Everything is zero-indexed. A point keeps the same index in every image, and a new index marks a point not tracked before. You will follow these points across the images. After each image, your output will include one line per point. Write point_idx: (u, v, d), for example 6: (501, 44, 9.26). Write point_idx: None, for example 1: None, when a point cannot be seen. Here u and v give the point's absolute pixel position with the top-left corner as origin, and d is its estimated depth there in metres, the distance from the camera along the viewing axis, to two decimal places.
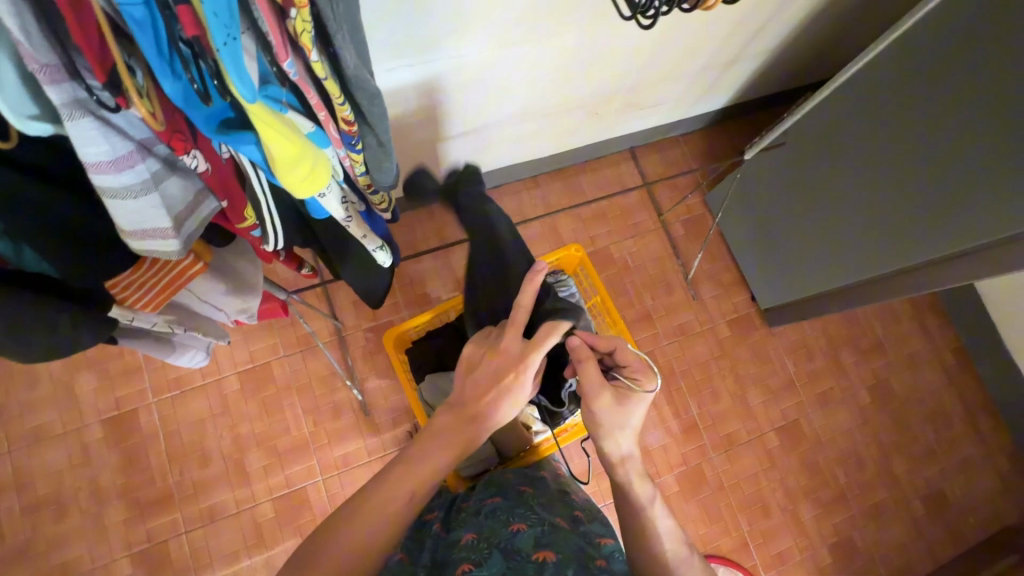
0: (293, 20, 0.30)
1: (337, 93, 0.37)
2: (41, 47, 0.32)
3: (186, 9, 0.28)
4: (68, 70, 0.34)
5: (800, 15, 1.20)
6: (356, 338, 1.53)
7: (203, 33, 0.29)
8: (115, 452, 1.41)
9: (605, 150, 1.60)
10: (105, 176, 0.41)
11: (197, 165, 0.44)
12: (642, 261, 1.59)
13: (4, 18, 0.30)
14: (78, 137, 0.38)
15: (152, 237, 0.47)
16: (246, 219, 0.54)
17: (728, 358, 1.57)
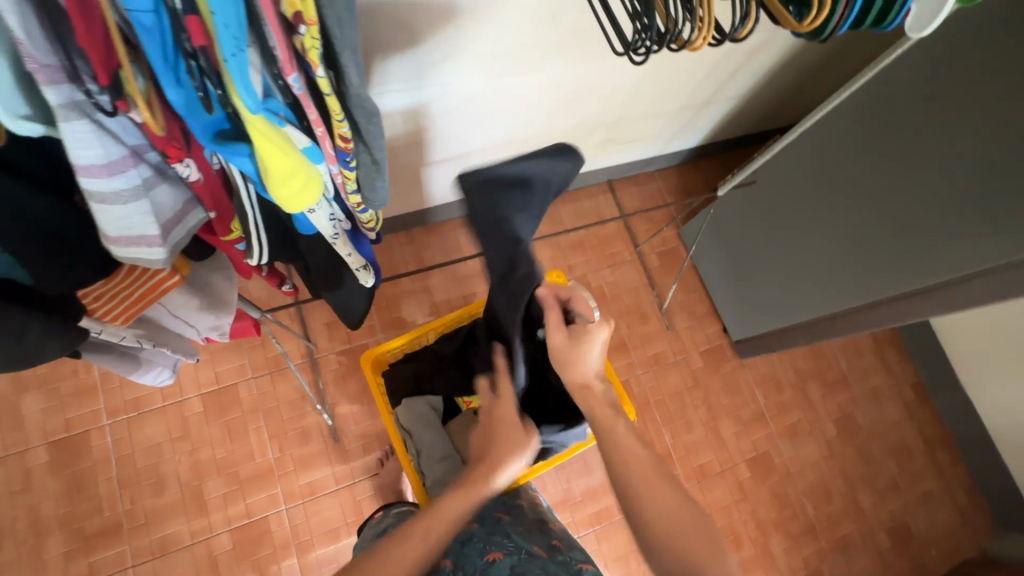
0: (303, 36, 0.32)
1: (337, 110, 0.38)
2: (42, 48, 0.32)
3: (195, 20, 0.29)
4: (69, 72, 0.34)
5: (768, 64, 1.28)
6: (330, 361, 1.49)
7: (211, 42, 0.31)
8: (61, 479, 1.32)
9: (582, 182, 1.64)
10: (96, 180, 0.40)
11: (189, 174, 0.45)
12: (618, 291, 1.62)
13: (7, 17, 0.30)
14: (72, 138, 0.37)
15: (138, 245, 0.46)
16: (231, 230, 0.54)
17: (700, 389, 1.60)
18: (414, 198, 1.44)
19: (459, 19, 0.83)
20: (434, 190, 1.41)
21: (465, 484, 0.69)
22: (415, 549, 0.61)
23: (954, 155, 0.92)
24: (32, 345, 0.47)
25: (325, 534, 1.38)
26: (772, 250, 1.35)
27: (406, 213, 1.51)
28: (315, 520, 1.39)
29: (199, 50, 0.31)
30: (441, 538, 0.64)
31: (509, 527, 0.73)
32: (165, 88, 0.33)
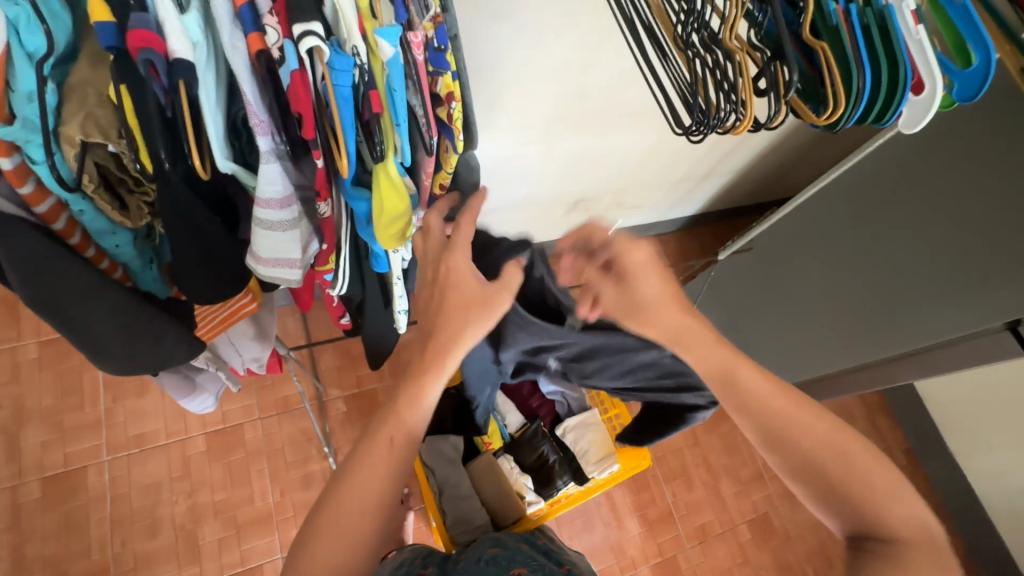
0: (451, 109, 0.43)
1: (451, 165, 0.47)
2: (262, 106, 0.36)
3: (375, 94, 0.38)
4: (277, 125, 0.37)
5: (760, 144, 1.43)
6: (336, 404, 1.50)
7: (383, 110, 0.39)
8: (51, 517, 1.28)
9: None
10: (269, 212, 0.39)
11: (325, 213, 0.44)
12: None
13: (245, 84, 0.34)
14: (267, 176, 0.37)
15: (281, 267, 0.44)
16: (329, 262, 0.51)
17: (700, 447, 1.62)
18: None
19: (496, 75, 0.95)
20: None
21: (430, 365, 0.48)
22: (388, 462, 0.46)
23: (933, 231, 1.03)
24: (138, 356, 0.50)
25: None
26: (767, 312, 1.44)
27: None
28: None
29: (370, 116, 0.39)
30: (411, 445, 0.47)
31: (529, 551, 0.74)
32: (344, 146, 0.38)
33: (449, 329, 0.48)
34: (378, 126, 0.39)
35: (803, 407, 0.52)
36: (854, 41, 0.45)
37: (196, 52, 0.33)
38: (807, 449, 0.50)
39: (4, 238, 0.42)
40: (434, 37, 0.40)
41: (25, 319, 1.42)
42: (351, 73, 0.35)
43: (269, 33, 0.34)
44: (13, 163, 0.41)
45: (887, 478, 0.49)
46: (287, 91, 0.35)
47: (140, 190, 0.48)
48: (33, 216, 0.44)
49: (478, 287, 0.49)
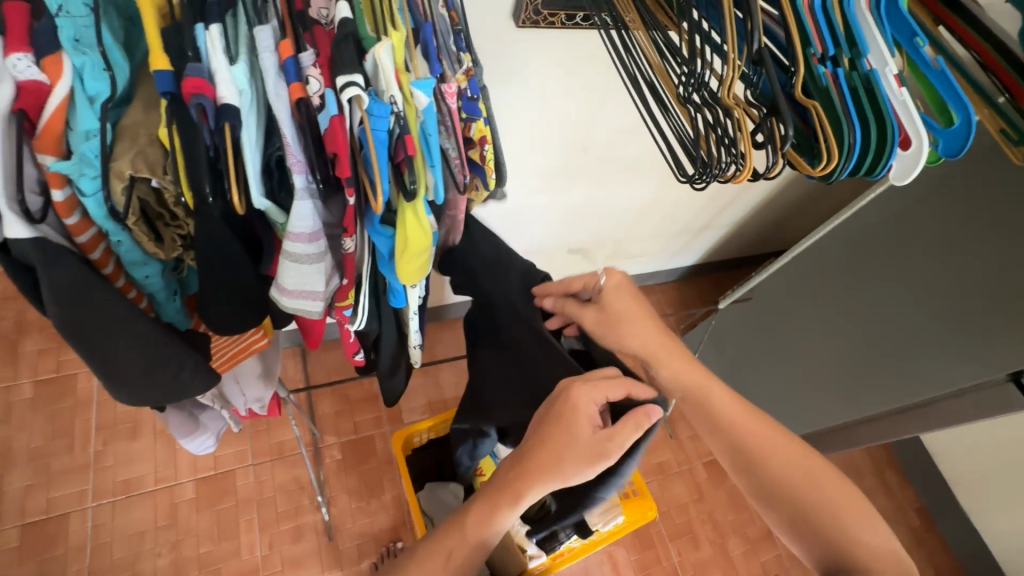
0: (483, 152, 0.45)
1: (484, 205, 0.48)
2: (300, 146, 0.37)
3: (410, 138, 0.39)
4: (312, 164, 0.38)
5: (755, 198, 1.49)
6: (332, 451, 1.46)
7: (416, 153, 0.40)
8: (26, 568, 1.22)
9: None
10: (299, 245, 0.40)
11: (351, 249, 0.45)
12: None
13: (285, 127, 0.36)
14: (297, 213, 0.39)
15: (307, 300, 0.45)
16: (348, 299, 0.51)
17: (706, 502, 1.57)
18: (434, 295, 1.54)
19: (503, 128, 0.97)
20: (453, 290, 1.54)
21: (536, 475, 0.52)
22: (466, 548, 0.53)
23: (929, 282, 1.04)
24: (158, 393, 0.48)
25: None
26: (770, 362, 1.43)
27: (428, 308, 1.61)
28: None
29: (404, 159, 0.39)
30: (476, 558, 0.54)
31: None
32: (378, 186, 0.39)
33: (554, 464, 0.52)
34: (410, 167, 0.40)
35: (780, 439, 0.60)
36: (844, 102, 0.49)
37: (241, 96, 0.35)
38: (781, 475, 0.58)
39: (45, 267, 0.40)
40: (467, 89, 0.43)
41: (24, 358, 1.41)
42: (388, 119, 0.37)
43: (312, 83, 0.36)
44: (64, 195, 0.40)
45: (849, 502, 0.57)
46: (326, 134, 0.37)
47: (176, 225, 0.47)
48: (76, 247, 0.42)
49: (596, 434, 0.52)
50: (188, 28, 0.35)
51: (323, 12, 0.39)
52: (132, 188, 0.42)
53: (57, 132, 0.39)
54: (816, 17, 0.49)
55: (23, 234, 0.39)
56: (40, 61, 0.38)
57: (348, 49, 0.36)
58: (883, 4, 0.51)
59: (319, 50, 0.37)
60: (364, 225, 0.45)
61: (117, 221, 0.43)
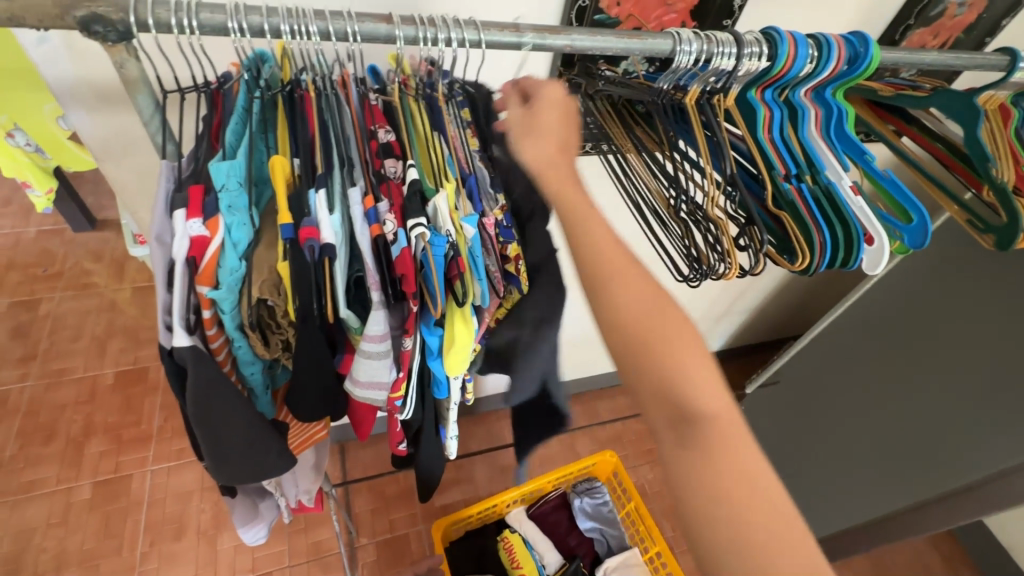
0: (514, 265, 0.55)
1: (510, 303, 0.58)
2: (378, 270, 0.49)
3: (459, 259, 0.50)
4: (387, 282, 0.49)
5: (767, 285, 1.57)
6: (367, 551, 1.45)
7: (465, 271, 0.51)
8: None
9: (582, 387, 1.86)
10: (374, 344, 0.51)
11: (410, 345, 0.54)
12: (660, 489, 1.71)
13: (369, 257, 0.48)
14: (376, 318, 0.50)
15: (371, 388, 0.55)
16: (401, 389, 0.59)
17: None
18: None
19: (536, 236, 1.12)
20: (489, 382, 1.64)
21: None
22: None
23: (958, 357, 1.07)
24: (246, 468, 0.52)
25: None
26: (808, 448, 1.41)
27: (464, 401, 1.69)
28: None
29: (455, 275, 0.50)
30: None
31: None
32: (436, 298, 0.50)
33: None
34: (462, 280, 0.50)
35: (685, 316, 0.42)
36: (809, 210, 0.59)
37: (338, 235, 0.46)
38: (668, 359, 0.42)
39: (195, 369, 0.45)
40: (504, 220, 0.54)
41: (86, 460, 1.51)
42: (444, 246, 0.48)
43: (387, 224, 0.48)
44: (211, 314, 0.45)
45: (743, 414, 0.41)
46: (396, 260, 0.48)
47: (281, 331, 0.52)
48: (209, 353, 0.47)
49: None
50: (304, 192, 0.47)
51: (394, 169, 0.52)
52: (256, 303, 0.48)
53: (212, 269, 0.45)
54: (777, 147, 0.60)
55: (183, 342, 0.44)
56: (205, 218, 0.44)
57: (416, 202, 0.49)
58: (834, 132, 0.62)
59: (392, 201, 0.50)
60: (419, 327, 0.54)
61: (241, 331, 0.48)
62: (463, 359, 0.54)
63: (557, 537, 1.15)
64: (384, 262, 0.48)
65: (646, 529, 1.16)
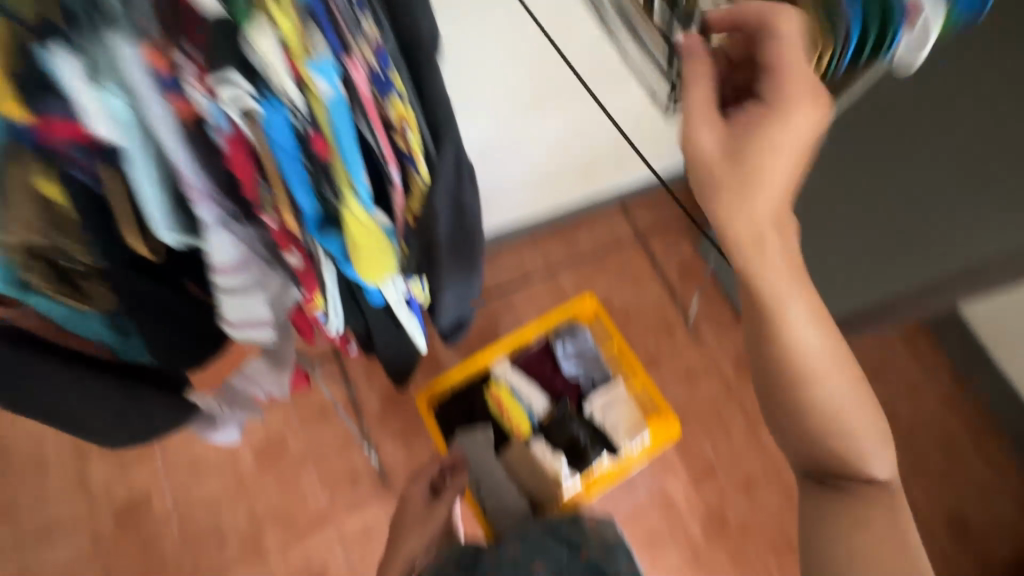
0: (408, 136, 0.51)
1: (421, 176, 0.53)
2: (205, 175, 0.44)
3: (319, 139, 0.45)
4: (218, 188, 0.46)
5: None
6: (369, 403, 1.53)
7: (332, 155, 0.46)
8: (129, 542, 1.37)
9: (563, 219, 1.79)
10: (225, 277, 0.53)
11: (293, 261, 0.58)
12: (644, 309, 1.76)
13: (176, 154, 0.41)
14: (212, 247, 0.49)
15: (248, 328, 0.63)
16: (314, 296, 0.62)
17: (736, 395, 1.68)
18: None
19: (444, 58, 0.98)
20: None
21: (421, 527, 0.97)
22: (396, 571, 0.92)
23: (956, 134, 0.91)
24: (89, 432, 0.62)
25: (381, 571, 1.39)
26: None
27: None
28: (370, 559, 1.40)
29: (322, 159, 0.46)
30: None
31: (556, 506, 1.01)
32: (300, 187, 0.47)
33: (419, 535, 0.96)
34: (333, 168, 0.47)
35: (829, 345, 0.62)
36: None
37: (115, 133, 0.38)
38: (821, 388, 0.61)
39: None
40: (378, 69, 0.46)
41: None
42: (287, 122, 0.43)
43: (189, 91, 0.39)
44: None
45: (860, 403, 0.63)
46: (227, 154, 0.44)
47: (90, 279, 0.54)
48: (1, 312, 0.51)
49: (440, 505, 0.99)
50: (37, 62, 0.35)
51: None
52: (35, 263, 0.49)
53: None
54: None
55: None
56: None
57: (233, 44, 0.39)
58: None
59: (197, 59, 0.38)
60: (306, 231, 0.52)
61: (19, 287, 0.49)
62: (373, 262, 0.55)
63: (544, 382, 1.21)
64: (206, 164, 0.43)
65: (627, 363, 1.23)
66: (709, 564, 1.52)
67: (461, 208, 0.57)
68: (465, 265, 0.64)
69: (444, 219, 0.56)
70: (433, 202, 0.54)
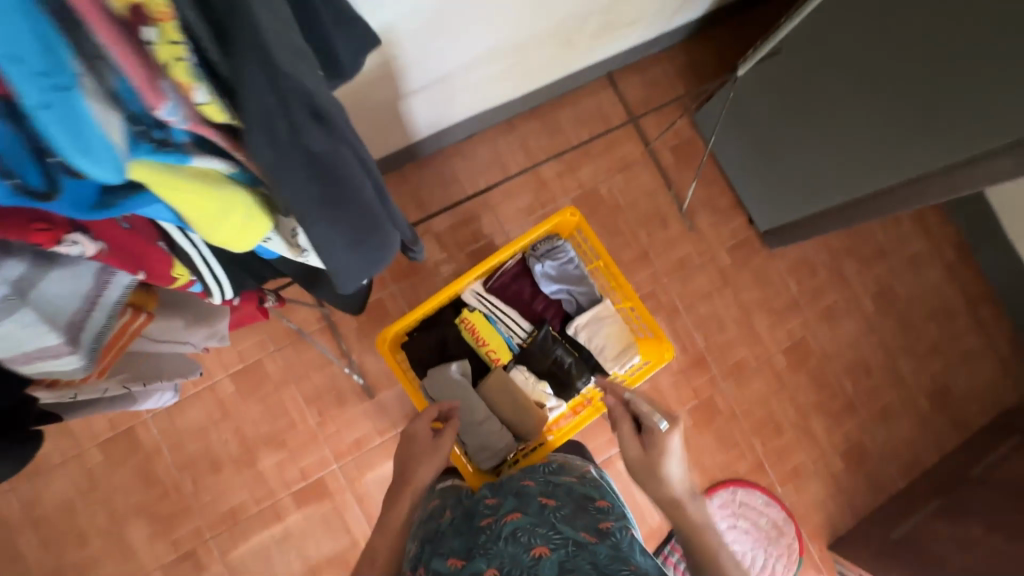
0: (158, 45, 0.35)
1: (219, 114, 0.40)
2: None
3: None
4: None
5: None
6: (347, 322, 1.46)
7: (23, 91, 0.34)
8: (122, 473, 1.37)
9: (537, 101, 1.55)
10: None
11: (82, 248, 0.48)
12: (635, 198, 1.61)
13: None
14: None
15: (42, 355, 0.53)
16: (178, 275, 0.61)
17: (730, 286, 1.62)
18: (407, 129, 1.31)
19: None
20: (420, 122, 1.30)
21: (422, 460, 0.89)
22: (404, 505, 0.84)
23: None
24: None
25: (380, 479, 1.43)
26: (814, 127, 1.24)
27: (395, 150, 1.40)
28: (368, 470, 1.43)
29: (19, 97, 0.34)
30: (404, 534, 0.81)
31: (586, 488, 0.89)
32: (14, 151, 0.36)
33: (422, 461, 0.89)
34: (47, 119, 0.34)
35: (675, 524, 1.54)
36: None
37: None
38: None
39: None
40: None
41: None
42: None
43: None
44: None
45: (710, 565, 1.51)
46: None
47: None
48: None
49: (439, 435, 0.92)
50: None
51: None
52: None
53: None
54: None
55: None
56: None
57: None
58: None
59: None
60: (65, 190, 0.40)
61: None
62: (225, 232, 0.50)
63: (523, 307, 1.15)
64: None
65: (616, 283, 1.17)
66: (697, 449, 1.57)
67: (318, 162, 0.46)
68: (361, 220, 0.55)
69: (289, 183, 0.44)
70: (261, 158, 0.42)
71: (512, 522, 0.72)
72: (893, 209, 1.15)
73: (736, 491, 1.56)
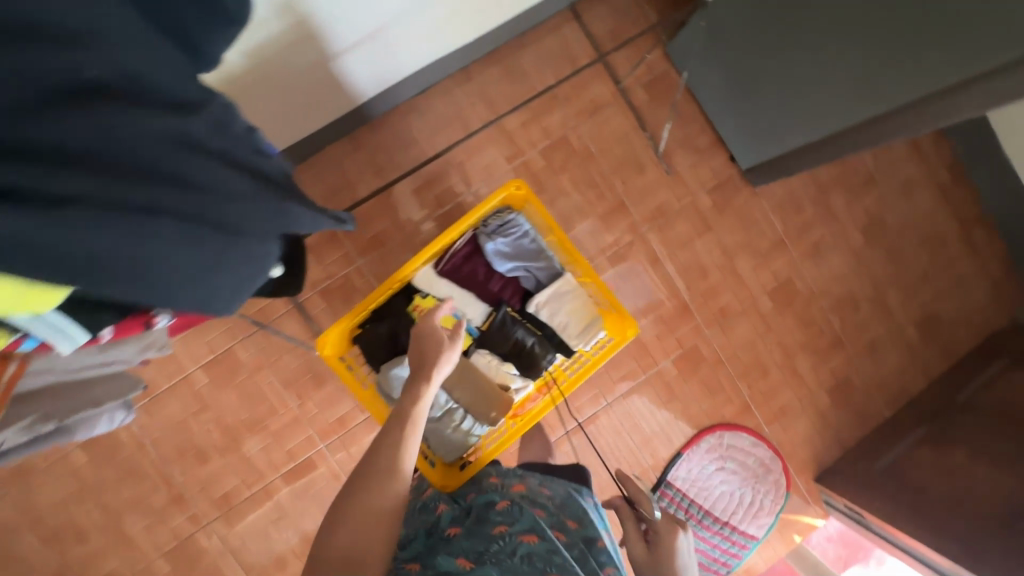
0: None
1: None
2: None
3: None
4: None
5: None
6: (315, 302, 1.42)
7: None
8: (109, 470, 1.38)
9: (492, 46, 1.41)
10: None
11: None
12: (607, 145, 1.50)
13: None
14: None
15: None
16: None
17: (712, 229, 1.55)
18: (349, 92, 1.20)
19: None
20: (363, 83, 1.20)
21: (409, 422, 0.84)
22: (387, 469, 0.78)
23: None
24: None
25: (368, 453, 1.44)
26: (792, 54, 1.13)
27: (341, 115, 1.30)
28: (354, 446, 1.43)
29: None
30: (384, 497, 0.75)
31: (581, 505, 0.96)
32: None
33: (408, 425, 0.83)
34: None
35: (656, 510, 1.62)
36: None
37: None
38: None
39: None
40: None
41: None
42: None
43: None
44: None
45: None
46: None
47: None
48: None
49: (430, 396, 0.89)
50: None
51: None
52: None
53: None
54: None
55: None
56: None
57: None
58: None
59: None
60: None
61: None
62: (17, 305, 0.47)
63: (478, 288, 1.14)
64: None
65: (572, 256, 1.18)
66: (683, 397, 1.56)
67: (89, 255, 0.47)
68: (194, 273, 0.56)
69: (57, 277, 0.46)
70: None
71: (527, 543, 0.75)
72: (876, 141, 1.07)
73: (722, 434, 1.57)
